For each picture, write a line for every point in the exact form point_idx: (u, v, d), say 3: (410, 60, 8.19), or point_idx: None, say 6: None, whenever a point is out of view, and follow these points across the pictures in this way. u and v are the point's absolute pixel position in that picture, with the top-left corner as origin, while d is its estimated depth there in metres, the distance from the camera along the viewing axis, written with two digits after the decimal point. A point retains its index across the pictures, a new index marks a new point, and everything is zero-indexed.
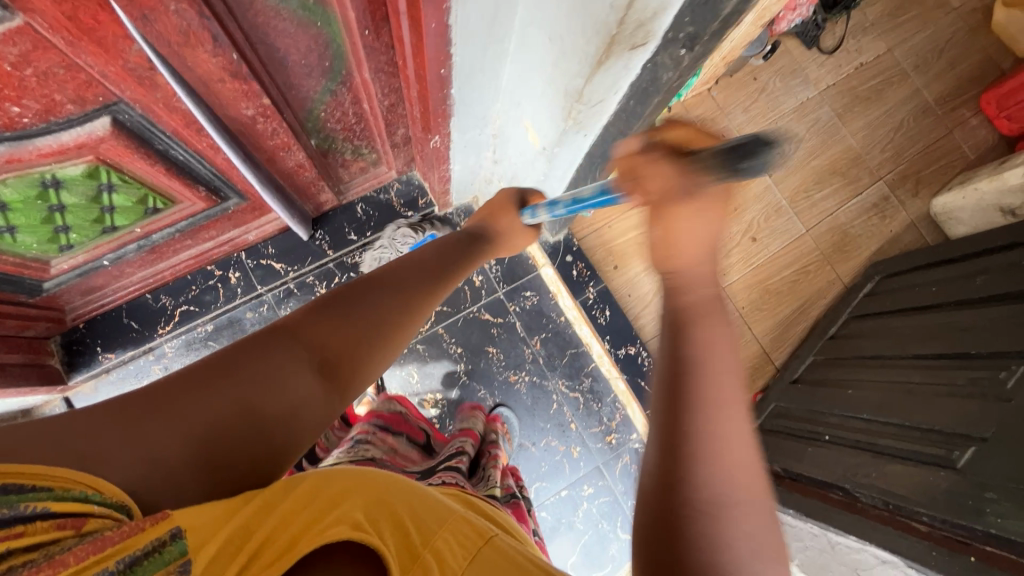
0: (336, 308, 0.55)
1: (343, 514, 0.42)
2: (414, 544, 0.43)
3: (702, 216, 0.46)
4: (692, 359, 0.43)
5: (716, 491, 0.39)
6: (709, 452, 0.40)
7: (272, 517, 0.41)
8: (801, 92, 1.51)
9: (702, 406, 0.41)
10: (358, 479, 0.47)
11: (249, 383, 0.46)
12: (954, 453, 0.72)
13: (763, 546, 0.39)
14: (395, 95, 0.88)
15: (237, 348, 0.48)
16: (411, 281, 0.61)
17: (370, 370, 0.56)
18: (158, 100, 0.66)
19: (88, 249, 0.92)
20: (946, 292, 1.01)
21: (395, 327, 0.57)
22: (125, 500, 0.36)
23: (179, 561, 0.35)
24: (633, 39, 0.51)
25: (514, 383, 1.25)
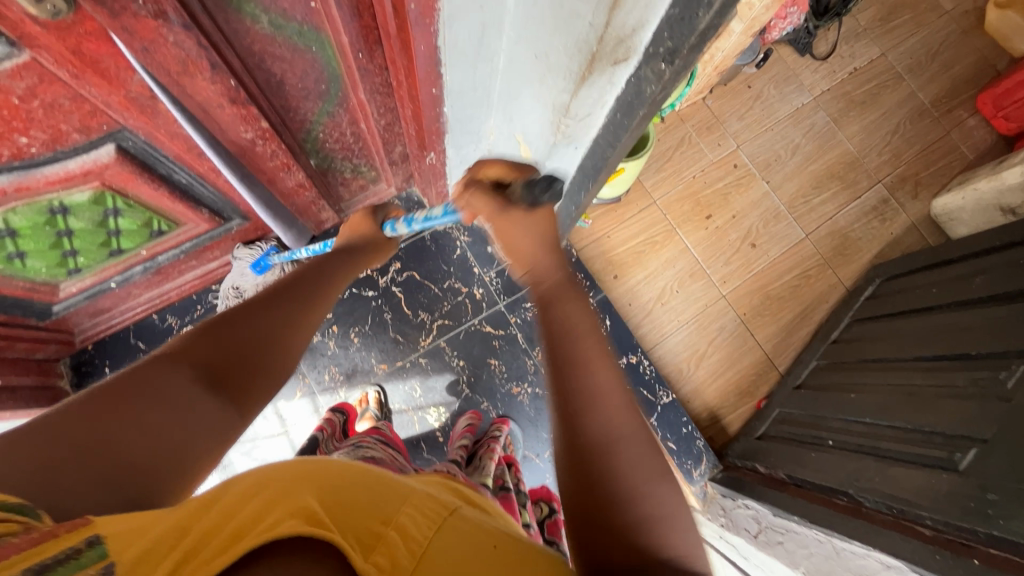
0: (225, 323, 0.53)
1: (293, 502, 0.40)
2: (376, 527, 0.42)
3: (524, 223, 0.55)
4: (556, 325, 0.49)
5: (604, 433, 0.43)
6: (590, 404, 0.45)
7: (213, 514, 0.38)
8: (796, 98, 1.52)
9: (573, 366, 0.46)
10: (309, 467, 0.45)
11: (140, 403, 0.42)
12: (956, 455, 0.72)
13: (660, 469, 0.43)
14: (391, 115, 0.91)
15: (120, 379, 0.44)
16: (300, 288, 0.61)
17: (273, 381, 0.54)
18: (160, 126, 0.68)
19: (95, 272, 0.94)
20: (946, 294, 1.00)
21: (285, 334, 0.56)
22: (20, 503, 0.31)
23: (98, 566, 0.31)
24: (615, 55, 0.54)
25: (517, 395, 1.25)
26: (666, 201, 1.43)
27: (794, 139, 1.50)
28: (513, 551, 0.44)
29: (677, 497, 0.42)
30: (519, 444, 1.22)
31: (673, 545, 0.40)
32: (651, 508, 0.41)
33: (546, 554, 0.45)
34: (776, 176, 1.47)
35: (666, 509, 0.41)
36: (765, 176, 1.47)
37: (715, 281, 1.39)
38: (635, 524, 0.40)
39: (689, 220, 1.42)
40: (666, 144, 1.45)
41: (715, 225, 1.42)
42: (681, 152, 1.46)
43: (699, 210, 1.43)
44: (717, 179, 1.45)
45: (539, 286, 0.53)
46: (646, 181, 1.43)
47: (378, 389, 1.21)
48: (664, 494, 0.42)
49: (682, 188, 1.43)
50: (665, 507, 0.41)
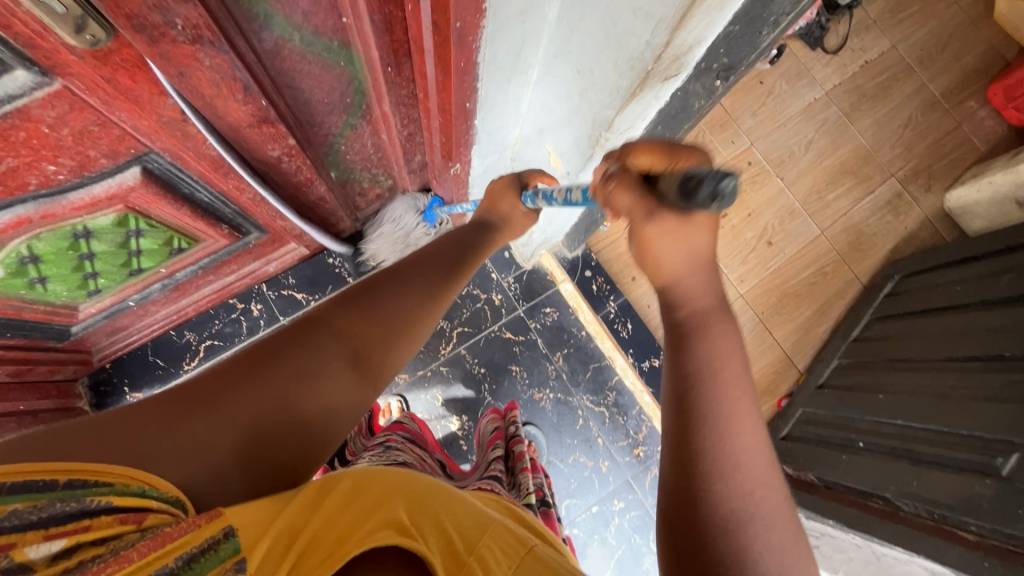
0: (369, 295, 0.56)
1: (384, 515, 0.42)
2: (458, 551, 0.42)
3: (670, 238, 0.48)
4: (699, 374, 0.47)
5: (736, 507, 0.42)
6: (728, 468, 0.44)
7: (319, 517, 0.41)
8: (808, 93, 1.51)
9: (715, 422, 0.45)
10: (395, 477, 0.47)
11: (289, 377, 0.48)
12: (998, 460, 0.72)
13: (787, 555, 0.42)
14: (414, 125, 0.89)
15: (274, 347, 0.49)
16: (436, 267, 0.63)
17: (404, 356, 0.58)
18: (188, 148, 0.66)
19: (115, 292, 0.92)
20: (970, 292, 1.01)
21: (417, 319, 0.58)
22: (179, 496, 0.39)
23: (233, 560, 0.36)
24: (667, 72, 0.52)
25: (539, 401, 1.24)
26: None
27: (807, 134, 1.49)
28: None
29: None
30: (543, 451, 1.22)
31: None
32: None
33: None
34: (790, 172, 1.47)
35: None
36: (779, 173, 1.46)
37: (732, 280, 1.39)
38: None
39: None
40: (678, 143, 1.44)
41: (730, 224, 1.42)
42: None
43: None
44: None
45: (682, 306, 0.51)
46: None
47: (400, 399, 1.20)
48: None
49: None
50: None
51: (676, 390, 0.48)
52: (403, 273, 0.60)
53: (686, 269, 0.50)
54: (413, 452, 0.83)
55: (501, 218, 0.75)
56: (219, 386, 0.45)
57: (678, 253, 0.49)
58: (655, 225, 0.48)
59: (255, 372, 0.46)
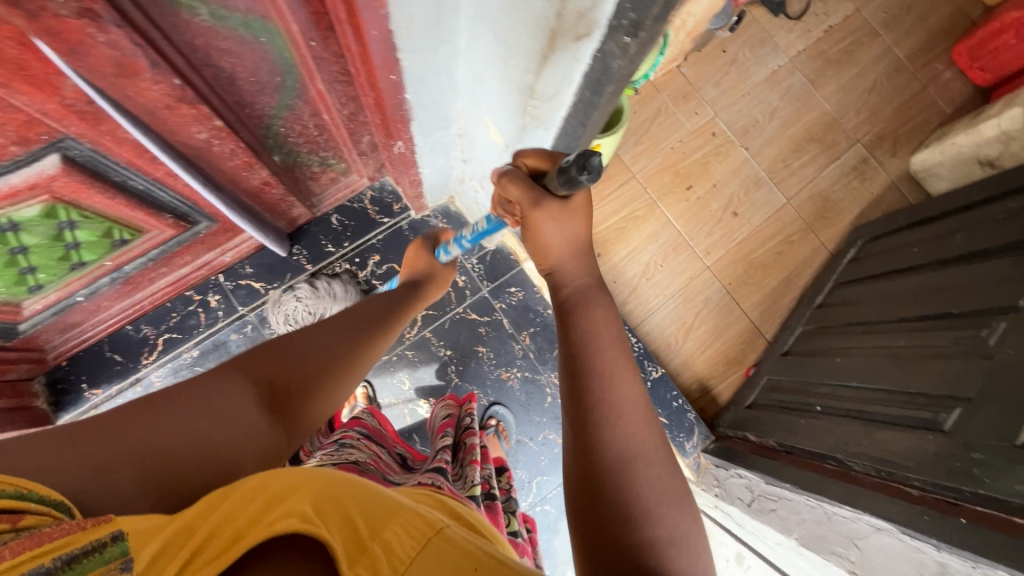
0: (290, 343, 0.64)
1: (290, 508, 0.39)
2: (364, 536, 0.40)
3: (557, 221, 0.56)
4: (584, 340, 0.56)
5: (620, 452, 0.51)
6: (612, 419, 0.52)
7: (215, 515, 0.38)
8: (771, 61, 1.49)
9: (599, 383, 0.54)
10: (304, 471, 0.43)
11: (193, 405, 0.50)
12: (941, 415, 0.72)
13: (665, 491, 0.50)
14: (354, 103, 0.87)
15: (187, 384, 0.53)
16: (355, 321, 0.73)
17: (320, 403, 0.64)
18: (105, 132, 0.64)
19: (59, 287, 0.90)
20: (926, 252, 1.01)
21: (337, 364, 0.66)
22: (60, 500, 0.36)
23: (120, 561, 0.33)
24: (577, 30, 0.50)
25: (507, 380, 1.24)
26: (646, 173, 1.41)
27: (771, 102, 1.48)
28: None
29: (684, 522, 0.50)
30: (512, 430, 1.21)
31: (676, 563, 0.47)
32: (665, 531, 0.48)
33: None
34: (755, 141, 1.46)
35: (666, 529, 0.49)
36: (743, 143, 1.45)
37: (699, 252, 1.38)
38: (645, 542, 0.47)
39: (670, 191, 1.40)
40: (641, 116, 1.43)
41: (695, 195, 1.41)
42: (658, 123, 1.43)
43: (679, 180, 1.41)
44: (695, 149, 1.43)
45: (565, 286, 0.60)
46: (624, 157, 1.41)
47: (366, 384, 1.19)
48: (669, 517, 0.49)
49: (661, 159, 1.41)
50: (670, 530, 0.49)
51: (567, 360, 0.56)
52: (320, 324, 0.69)
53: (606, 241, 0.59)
54: (365, 450, 0.82)
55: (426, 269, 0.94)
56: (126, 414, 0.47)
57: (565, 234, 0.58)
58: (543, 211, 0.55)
59: (171, 402, 0.50)
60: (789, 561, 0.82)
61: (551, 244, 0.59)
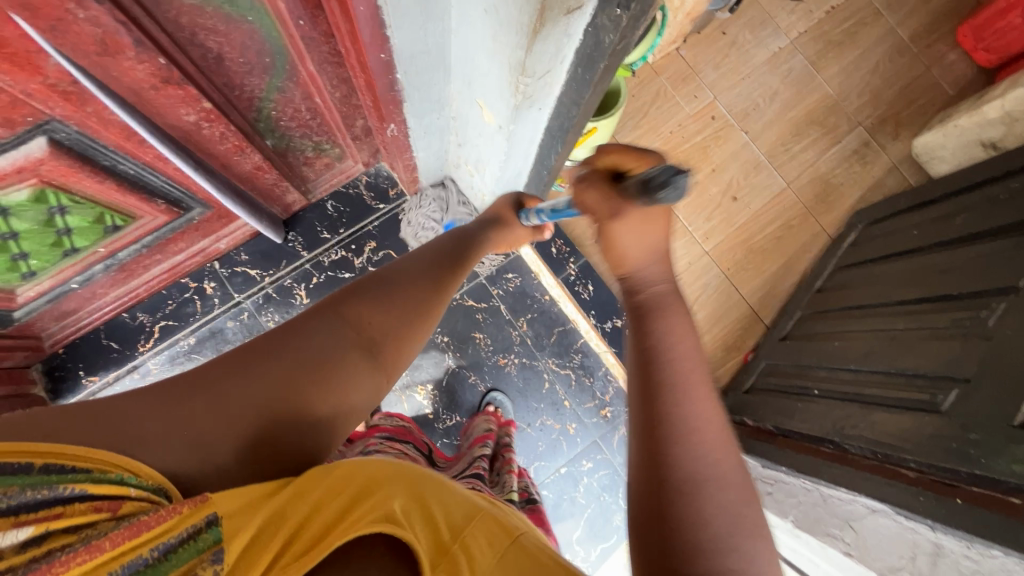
0: (382, 283, 0.61)
1: (375, 504, 0.42)
2: (445, 540, 0.42)
3: (636, 230, 0.55)
4: (657, 343, 0.49)
5: (693, 469, 0.42)
6: (686, 431, 0.44)
7: (306, 504, 0.42)
8: (772, 42, 1.47)
9: (673, 390, 0.46)
10: (387, 466, 0.47)
11: (287, 360, 0.50)
12: (938, 397, 0.71)
13: (744, 521, 0.41)
14: (346, 86, 0.85)
15: (279, 336, 0.52)
16: (444, 260, 0.69)
17: (411, 346, 0.61)
18: (91, 114, 0.64)
19: (53, 274, 0.90)
20: (927, 234, 0.99)
21: (427, 306, 0.63)
22: (162, 484, 0.40)
23: (212, 550, 0.37)
24: (568, 4, 0.49)
25: (504, 366, 1.24)
26: None
27: (772, 85, 1.46)
28: None
29: (765, 560, 0.40)
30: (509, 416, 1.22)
31: None
32: (739, 568, 0.39)
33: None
34: (755, 125, 1.44)
35: (743, 567, 0.39)
36: (743, 127, 1.43)
37: (697, 238, 1.37)
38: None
39: None
40: (639, 99, 1.41)
41: (694, 180, 1.40)
42: (657, 107, 1.41)
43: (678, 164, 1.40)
44: (695, 133, 1.42)
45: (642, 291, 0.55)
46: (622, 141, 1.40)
47: None
48: (746, 551, 0.40)
49: (659, 144, 1.40)
50: (745, 566, 0.39)
51: (637, 361, 0.49)
52: (410, 265, 0.66)
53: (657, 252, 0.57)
54: (393, 449, 0.78)
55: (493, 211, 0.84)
56: (221, 371, 0.47)
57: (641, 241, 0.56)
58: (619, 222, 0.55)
59: (267, 358, 0.50)
60: (785, 545, 0.82)
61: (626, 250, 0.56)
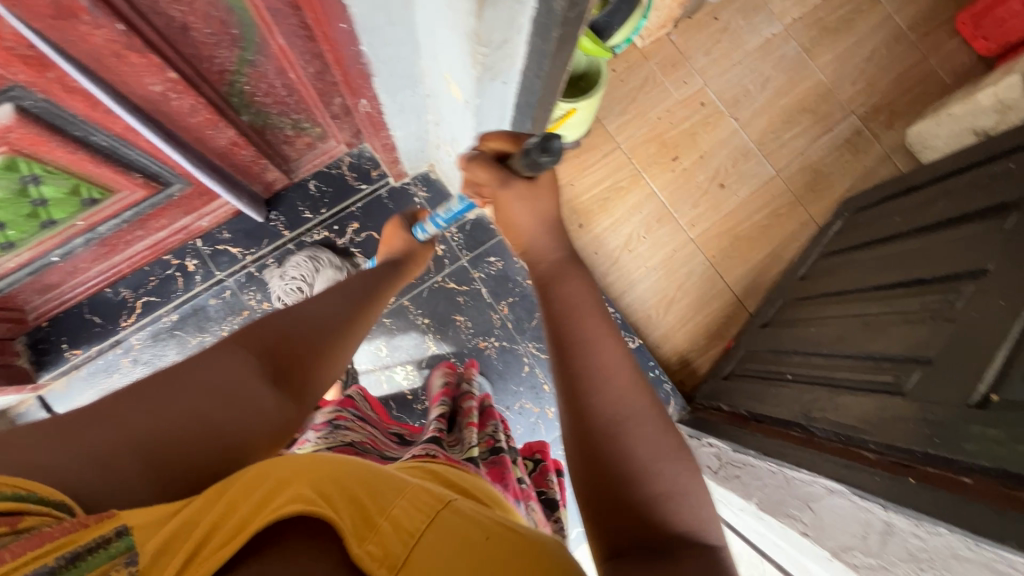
0: (285, 314, 0.63)
1: (288, 495, 0.41)
2: (370, 512, 0.42)
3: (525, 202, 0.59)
4: (565, 314, 0.55)
5: (612, 415, 0.49)
6: (598, 386, 0.50)
7: (220, 507, 0.40)
8: (765, 28, 1.45)
9: (589, 351, 0.52)
10: (302, 458, 0.45)
11: (191, 387, 0.49)
12: (902, 378, 0.71)
13: (666, 449, 0.48)
14: (319, 61, 0.85)
15: (185, 366, 0.51)
16: (353, 292, 0.72)
17: (322, 372, 0.63)
18: (54, 80, 0.64)
19: (32, 245, 0.91)
20: (908, 221, 0.98)
21: (334, 334, 0.66)
22: (63, 499, 0.36)
23: (126, 555, 0.34)
24: None
25: (484, 349, 1.24)
26: (631, 143, 1.38)
27: (763, 71, 1.44)
28: (505, 540, 0.43)
29: (684, 475, 0.48)
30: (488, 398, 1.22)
31: (678, 517, 0.45)
32: (665, 486, 0.46)
33: (531, 542, 0.43)
34: (745, 112, 1.42)
35: (669, 486, 0.46)
36: (733, 114, 1.42)
37: (683, 225, 1.36)
38: (648, 499, 0.46)
39: (655, 162, 1.38)
40: (628, 84, 1.40)
41: (681, 166, 1.38)
42: (645, 92, 1.40)
43: (666, 150, 1.39)
44: (683, 119, 1.40)
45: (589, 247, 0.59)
46: (609, 126, 1.38)
47: None
48: (668, 472, 0.47)
49: (647, 129, 1.38)
50: (671, 484, 0.47)
51: (552, 331, 0.55)
52: (314, 298, 0.68)
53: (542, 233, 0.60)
54: (361, 430, 0.81)
55: (403, 250, 0.93)
56: (122, 405, 0.46)
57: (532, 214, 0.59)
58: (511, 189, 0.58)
59: (171, 386, 0.49)
60: (748, 525, 0.82)
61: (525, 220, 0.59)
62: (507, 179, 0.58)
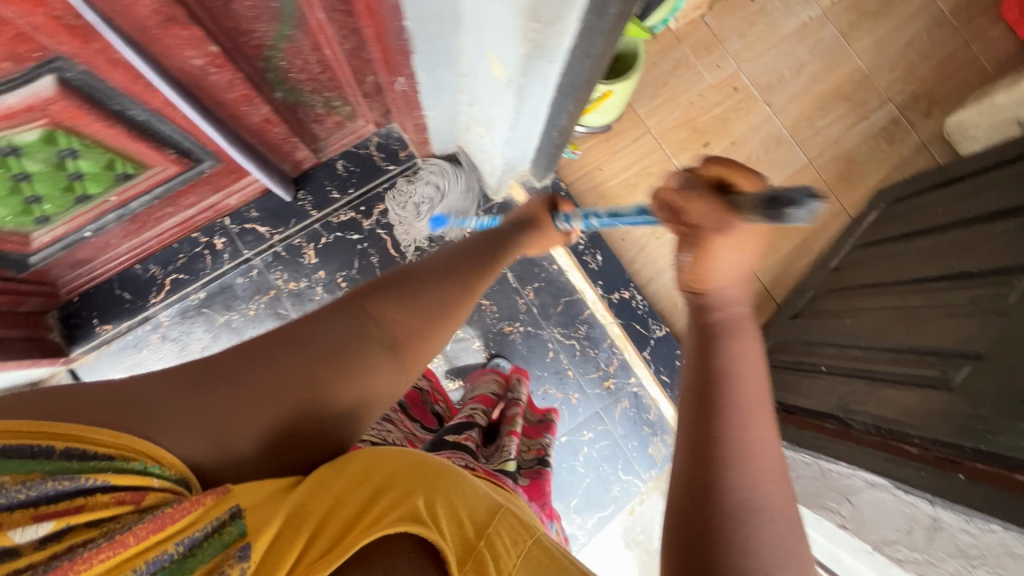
0: (408, 280, 0.61)
1: (398, 501, 0.47)
2: (470, 538, 0.47)
3: (734, 253, 0.51)
4: (717, 368, 0.48)
5: (743, 494, 0.42)
6: (738, 457, 0.44)
7: (329, 497, 0.47)
8: (802, 11, 1.41)
9: (735, 417, 0.45)
10: (409, 462, 0.51)
11: (301, 348, 0.53)
12: (950, 373, 0.69)
13: (790, 552, 0.41)
14: (355, 37, 0.83)
15: (304, 324, 0.55)
16: (475, 258, 0.68)
17: (434, 343, 0.61)
18: (97, 52, 0.64)
19: (66, 220, 0.91)
20: (952, 212, 0.96)
21: (452, 307, 0.62)
22: (183, 473, 0.45)
23: (237, 542, 0.42)
24: None
25: (509, 333, 1.24)
26: (661, 129, 1.36)
27: (799, 56, 1.40)
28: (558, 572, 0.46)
29: None
30: None
31: None
32: None
33: None
34: (779, 98, 1.39)
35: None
36: (766, 100, 1.39)
37: None
38: None
39: (685, 148, 1.35)
40: (660, 68, 1.36)
41: (712, 153, 1.36)
42: (678, 76, 1.37)
43: (697, 136, 1.36)
44: (715, 104, 1.37)
45: None
46: (639, 110, 1.36)
47: None
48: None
49: (678, 114, 1.36)
50: None
51: (697, 377, 0.49)
52: (438, 264, 0.65)
53: (731, 281, 0.53)
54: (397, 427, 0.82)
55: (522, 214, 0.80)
56: (242, 359, 0.51)
57: (735, 265, 0.52)
58: (726, 238, 0.49)
59: (290, 345, 0.53)
60: None
61: (717, 273, 0.52)
62: (729, 229, 0.49)
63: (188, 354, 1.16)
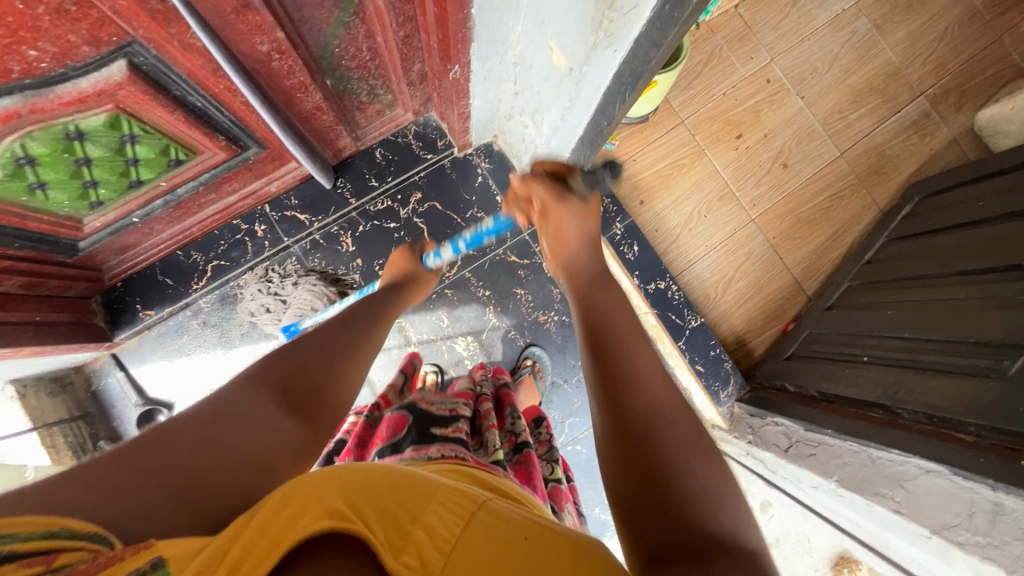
0: (299, 347, 0.59)
1: (321, 499, 0.38)
2: (403, 523, 0.40)
3: (575, 218, 0.64)
4: (604, 319, 0.58)
5: (645, 410, 0.49)
6: (635, 384, 0.51)
7: (247, 531, 0.35)
8: (835, 4, 1.40)
9: (625, 356, 0.53)
10: (328, 468, 0.41)
11: (224, 425, 0.44)
12: (1003, 363, 0.71)
13: (696, 448, 0.46)
14: (410, 25, 0.84)
15: (213, 403, 0.47)
16: (359, 322, 0.69)
17: (339, 405, 0.58)
18: (173, 37, 0.64)
19: (118, 205, 0.92)
20: (993, 207, 0.96)
21: (348, 367, 0.62)
22: (97, 531, 0.32)
23: None
24: None
25: (544, 322, 1.25)
26: (695, 120, 1.36)
27: (832, 49, 1.40)
28: (544, 542, 0.42)
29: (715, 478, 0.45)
30: (548, 371, 1.24)
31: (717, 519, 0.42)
32: (698, 487, 0.43)
33: (598, 556, 0.41)
34: (811, 90, 1.39)
35: (703, 487, 0.44)
36: (799, 92, 1.39)
37: (745, 204, 1.35)
38: (687, 496, 0.43)
39: (719, 140, 1.36)
40: (693, 59, 1.36)
41: (746, 144, 1.36)
42: (712, 67, 1.37)
43: (730, 128, 1.36)
44: (749, 97, 1.37)
45: None
46: (673, 101, 1.36)
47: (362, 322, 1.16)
48: (699, 473, 0.44)
49: (712, 106, 1.36)
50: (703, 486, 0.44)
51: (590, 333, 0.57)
52: (326, 329, 0.64)
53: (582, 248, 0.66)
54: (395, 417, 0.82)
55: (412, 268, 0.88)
56: (157, 443, 0.40)
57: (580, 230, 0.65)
58: (565, 204, 0.63)
59: (211, 425, 0.44)
60: (826, 503, 0.84)
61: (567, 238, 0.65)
62: (564, 194, 0.63)
63: (229, 339, 1.17)
